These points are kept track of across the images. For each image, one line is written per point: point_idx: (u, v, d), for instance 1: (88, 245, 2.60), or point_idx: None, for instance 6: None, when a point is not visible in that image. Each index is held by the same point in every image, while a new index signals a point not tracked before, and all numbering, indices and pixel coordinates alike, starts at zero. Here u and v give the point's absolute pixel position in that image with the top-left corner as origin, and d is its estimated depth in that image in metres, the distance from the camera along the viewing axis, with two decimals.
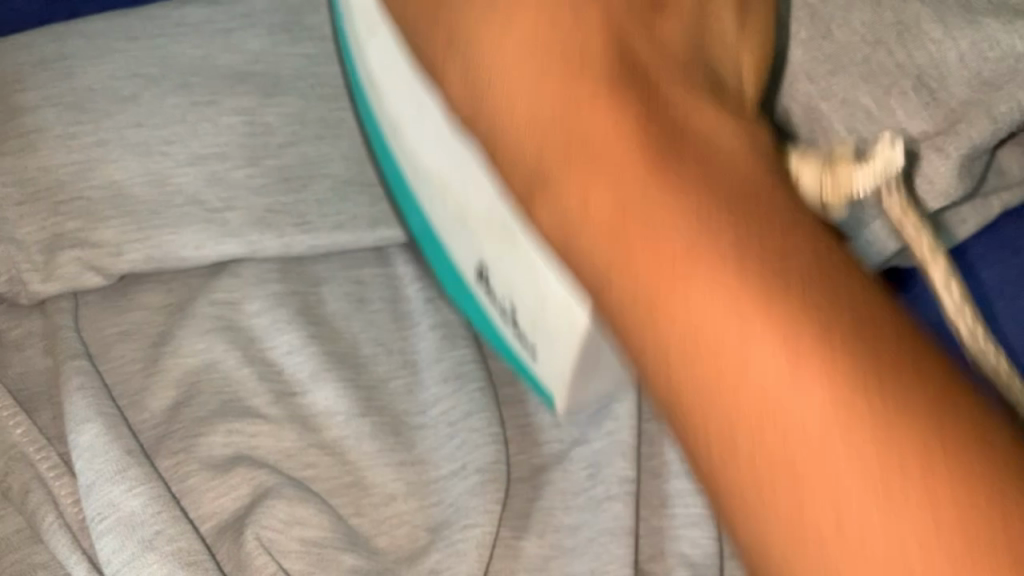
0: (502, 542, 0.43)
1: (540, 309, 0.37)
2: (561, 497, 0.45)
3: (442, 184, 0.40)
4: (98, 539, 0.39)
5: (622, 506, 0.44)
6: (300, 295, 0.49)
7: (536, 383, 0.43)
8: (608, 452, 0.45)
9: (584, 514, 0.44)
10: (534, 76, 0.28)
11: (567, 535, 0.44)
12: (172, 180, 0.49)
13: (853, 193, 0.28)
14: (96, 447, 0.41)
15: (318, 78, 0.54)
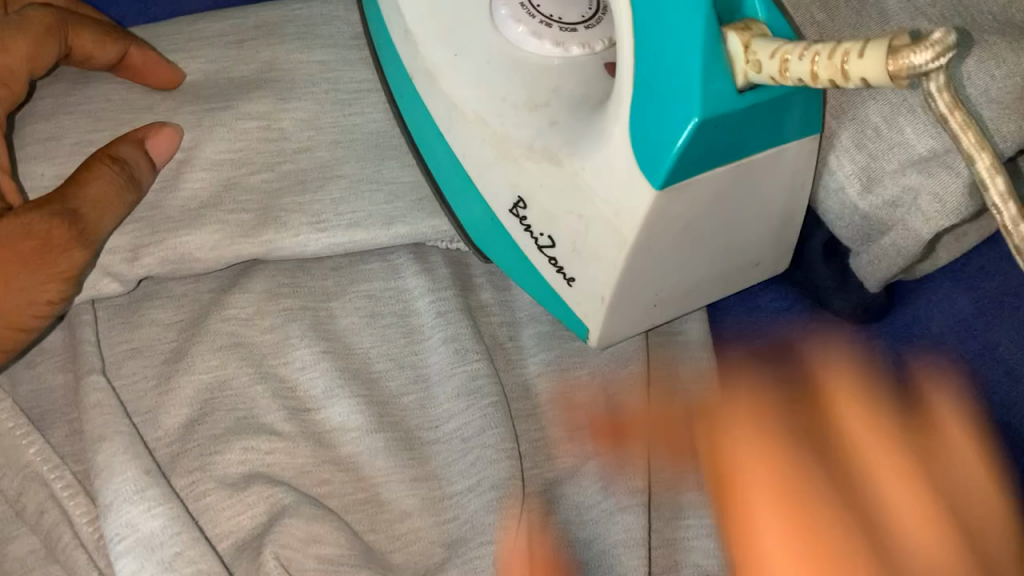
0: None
1: (582, 229, 0.42)
2: (576, 512, 0.45)
3: (479, 120, 0.45)
4: (116, 560, 0.39)
5: (633, 518, 0.44)
6: (309, 310, 0.48)
7: (572, 320, 0.46)
8: (618, 465, 0.46)
9: (597, 527, 0.45)
10: None
11: (583, 548, 0.44)
12: (184, 184, 0.49)
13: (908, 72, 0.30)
14: (112, 462, 0.41)
15: (333, 84, 0.52)
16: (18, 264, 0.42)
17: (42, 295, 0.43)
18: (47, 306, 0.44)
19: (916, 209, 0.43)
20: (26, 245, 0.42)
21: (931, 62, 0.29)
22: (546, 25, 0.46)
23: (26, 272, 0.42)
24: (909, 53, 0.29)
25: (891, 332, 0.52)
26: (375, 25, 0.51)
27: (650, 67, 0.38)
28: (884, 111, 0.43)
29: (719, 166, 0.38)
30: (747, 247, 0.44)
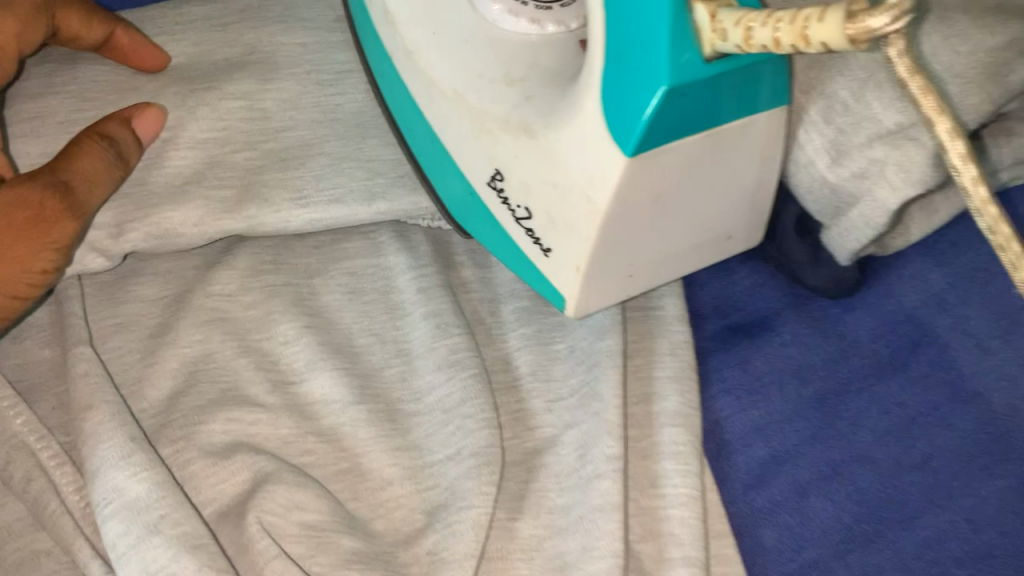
0: (498, 523, 0.45)
1: (557, 199, 0.43)
2: (555, 480, 0.47)
3: (457, 95, 0.46)
4: (104, 522, 0.41)
5: (609, 483, 0.45)
6: (292, 287, 0.50)
7: (549, 291, 0.46)
8: (594, 432, 0.46)
9: (575, 494, 0.46)
10: None
11: (560, 515, 0.46)
12: (169, 163, 0.50)
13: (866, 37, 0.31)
14: (100, 428, 0.43)
15: (315, 65, 0.53)
16: (13, 236, 0.43)
17: (36, 263, 0.44)
18: (43, 275, 0.45)
19: (883, 180, 0.44)
20: (18, 217, 0.43)
21: (890, 25, 0.31)
22: (523, 3, 0.47)
23: (19, 244, 0.43)
24: (867, 17, 0.31)
25: (864, 305, 0.53)
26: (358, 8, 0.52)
27: (620, 37, 0.39)
28: (852, 86, 0.45)
29: (688, 134, 0.40)
30: (721, 219, 0.45)
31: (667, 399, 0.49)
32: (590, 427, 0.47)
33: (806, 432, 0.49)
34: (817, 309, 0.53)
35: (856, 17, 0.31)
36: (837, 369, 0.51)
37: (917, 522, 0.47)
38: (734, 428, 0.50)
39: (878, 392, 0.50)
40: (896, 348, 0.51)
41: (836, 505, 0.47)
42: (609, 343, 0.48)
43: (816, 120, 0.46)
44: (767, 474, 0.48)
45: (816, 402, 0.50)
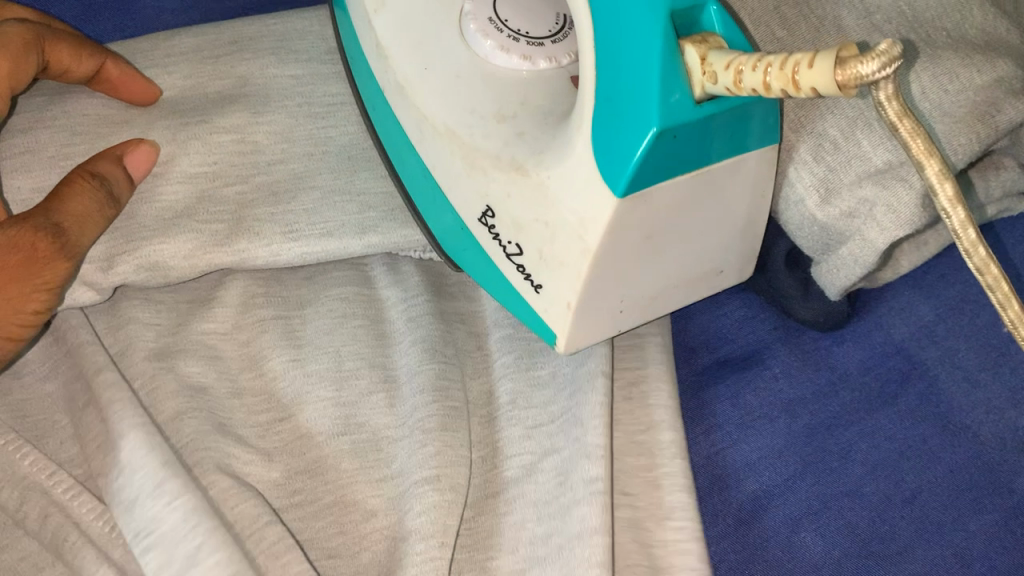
0: (475, 563, 0.45)
1: (548, 237, 0.43)
2: (531, 509, 0.46)
3: (448, 131, 0.46)
4: (141, 553, 0.41)
5: (589, 510, 0.44)
6: (284, 320, 0.50)
7: (540, 327, 0.46)
8: (575, 458, 0.46)
9: (553, 523, 0.45)
10: None
11: (537, 546, 0.45)
12: (159, 198, 0.50)
13: (858, 82, 0.32)
14: (141, 451, 0.44)
15: (307, 98, 0.53)
16: (7, 276, 0.43)
17: (25, 306, 0.44)
18: (33, 317, 0.44)
19: (872, 220, 0.45)
20: (13, 258, 0.43)
21: (880, 70, 0.31)
22: (515, 39, 0.48)
23: (15, 284, 0.43)
24: (857, 63, 0.31)
25: (853, 338, 0.53)
26: (350, 43, 0.53)
27: (610, 79, 0.39)
28: (842, 124, 0.45)
29: (678, 173, 0.40)
30: (711, 256, 0.46)
31: (661, 431, 0.48)
32: (571, 456, 0.46)
33: (795, 466, 0.49)
34: (808, 343, 0.53)
35: (847, 62, 0.31)
36: (828, 403, 0.51)
37: (907, 557, 0.47)
38: (726, 463, 0.50)
39: (867, 427, 0.50)
40: (886, 382, 0.52)
41: (827, 540, 0.47)
42: (599, 370, 0.48)
43: (805, 158, 0.46)
44: (759, 510, 0.48)
45: (806, 437, 0.50)
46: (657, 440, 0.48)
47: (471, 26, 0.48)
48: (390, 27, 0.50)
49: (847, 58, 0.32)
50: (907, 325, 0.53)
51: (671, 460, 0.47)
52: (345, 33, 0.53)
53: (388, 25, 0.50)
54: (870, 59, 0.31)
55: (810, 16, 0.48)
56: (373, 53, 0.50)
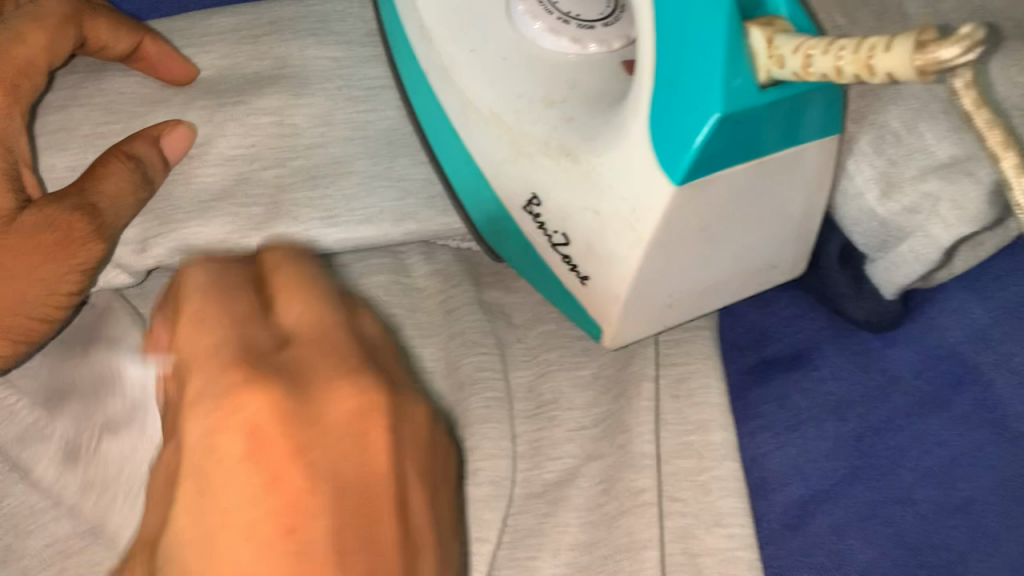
0: (514, 562, 0.43)
1: (597, 226, 0.41)
2: (576, 513, 0.44)
3: (494, 115, 0.45)
4: None
5: (643, 523, 0.43)
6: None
7: (585, 321, 0.45)
8: (620, 465, 0.45)
9: (600, 530, 0.44)
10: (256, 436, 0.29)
11: (583, 552, 0.43)
12: (197, 180, 0.48)
13: (935, 70, 0.29)
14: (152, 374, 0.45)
15: (347, 81, 0.52)
16: (44, 255, 0.42)
17: (61, 286, 0.43)
18: (68, 298, 0.43)
19: (936, 216, 0.43)
20: (48, 237, 0.42)
21: (959, 58, 0.28)
22: (564, 22, 0.46)
23: (50, 265, 0.42)
24: (935, 48, 0.29)
25: (905, 340, 0.50)
26: (391, 26, 0.51)
27: (670, 63, 0.37)
28: (905, 116, 0.44)
29: (737, 163, 0.38)
30: (765, 250, 0.44)
31: (711, 432, 0.46)
32: (618, 462, 0.45)
33: (843, 470, 0.47)
34: (858, 343, 0.50)
35: (927, 46, 0.28)
36: (880, 405, 0.49)
37: (960, 569, 0.45)
38: (773, 466, 0.47)
39: (921, 431, 0.48)
40: (940, 385, 0.49)
41: (876, 547, 0.45)
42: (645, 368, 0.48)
43: (866, 151, 0.45)
44: (807, 514, 0.46)
45: (856, 439, 0.48)
46: (705, 442, 0.46)
47: (521, 10, 0.47)
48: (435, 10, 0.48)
49: (924, 43, 0.29)
50: (962, 328, 0.50)
51: (721, 464, 0.45)
52: (386, 15, 0.52)
53: (433, 7, 0.48)
54: (948, 44, 0.29)
55: (871, 4, 0.46)
56: (417, 37, 0.49)
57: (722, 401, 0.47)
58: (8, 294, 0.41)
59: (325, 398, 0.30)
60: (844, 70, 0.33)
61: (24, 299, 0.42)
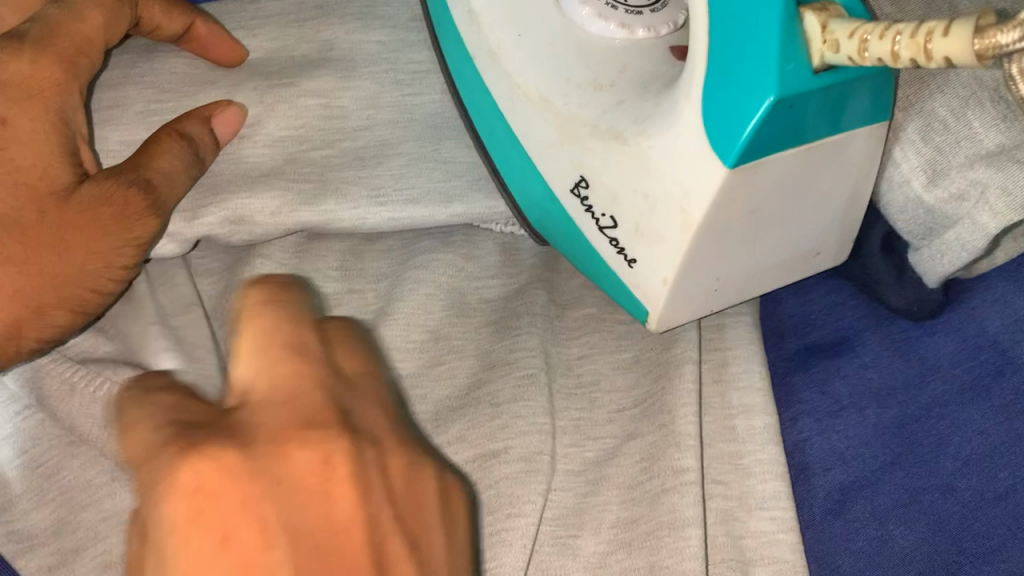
0: (557, 540, 0.44)
1: (646, 209, 0.41)
2: (617, 492, 0.45)
3: (542, 99, 0.45)
4: None
5: (682, 499, 0.43)
6: (358, 294, 0.50)
7: (631, 304, 0.45)
8: (661, 445, 0.45)
9: (640, 507, 0.44)
10: (316, 467, 0.29)
11: (622, 529, 0.44)
12: (247, 159, 0.50)
13: (998, 55, 0.30)
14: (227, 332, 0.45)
15: (392, 64, 0.52)
16: (101, 229, 0.43)
17: (116, 261, 0.44)
18: (122, 272, 0.44)
19: (983, 204, 0.43)
20: (107, 212, 0.43)
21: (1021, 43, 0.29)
22: (613, 8, 0.47)
23: (108, 238, 0.43)
24: (996, 33, 0.29)
25: (945, 329, 0.50)
26: (437, 10, 0.52)
27: (724, 45, 0.38)
28: (952, 104, 0.44)
29: (789, 146, 0.38)
30: (812, 236, 0.44)
31: (753, 416, 0.46)
32: (659, 440, 0.45)
33: (884, 457, 0.47)
34: (897, 332, 0.50)
35: (987, 31, 0.29)
36: (921, 394, 0.49)
37: (999, 557, 0.45)
38: (814, 453, 0.47)
39: (963, 421, 0.48)
40: (980, 375, 0.49)
41: (916, 534, 0.45)
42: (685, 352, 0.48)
43: (911, 137, 0.44)
44: (846, 500, 0.46)
45: (897, 427, 0.48)
46: (748, 425, 0.46)
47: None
48: None
49: (987, 28, 0.30)
50: (1003, 317, 0.50)
51: (763, 447, 0.46)
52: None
53: None
54: (1011, 30, 0.29)
55: None
56: (463, 20, 0.49)
57: (765, 385, 0.47)
58: (68, 267, 0.42)
59: (284, 452, 0.29)
60: (905, 56, 0.33)
61: (82, 272, 0.43)
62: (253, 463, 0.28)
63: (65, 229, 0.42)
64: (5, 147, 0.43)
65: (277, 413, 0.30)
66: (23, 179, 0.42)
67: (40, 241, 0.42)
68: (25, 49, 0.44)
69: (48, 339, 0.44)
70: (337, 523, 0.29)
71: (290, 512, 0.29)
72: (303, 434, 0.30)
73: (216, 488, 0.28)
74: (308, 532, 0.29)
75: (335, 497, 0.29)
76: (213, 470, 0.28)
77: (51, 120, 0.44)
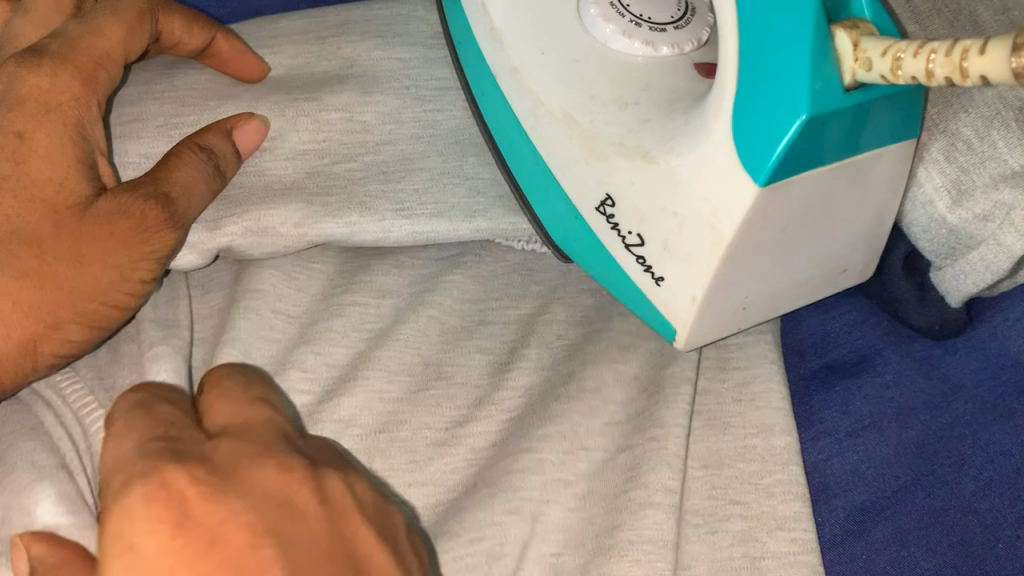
0: (545, 560, 0.43)
1: (674, 227, 0.41)
2: (601, 506, 0.45)
3: (567, 117, 0.45)
4: None
5: (663, 516, 0.44)
6: (369, 312, 0.50)
7: (656, 321, 0.45)
8: (664, 462, 0.45)
9: (622, 516, 0.44)
10: (273, 465, 0.38)
11: (603, 537, 0.44)
12: (268, 172, 0.50)
13: None
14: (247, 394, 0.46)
15: (413, 80, 0.53)
16: (116, 242, 0.43)
17: (133, 273, 0.44)
18: (140, 285, 0.44)
19: (1009, 224, 0.43)
20: (124, 225, 0.43)
21: None
22: (637, 25, 0.46)
23: (123, 250, 0.43)
24: None
25: (966, 347, 0.50)
26: (459, 26, 0.52)
27: (755, 66, 0.38)
28: (977, 124, 0.44)
29: (819, 165, 0.38)
30: (838, 255, 0.44)
31: (773, 437, 0.46)
32: (645, 453, 0.46)
33: (907, 478, 0.47)
34: (919, 352, 0.50)
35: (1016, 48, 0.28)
36: (943, 414, 0.48)
37: None
38: (835, 472, 0.47)
39: (986, 442, 0.47)
40: (1002, 396, 0.49)
41: (940, 557, 0.45)
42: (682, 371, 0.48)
43: (937, 157, 0.44)
44: (869, 520, 0.46)
45: (920, 447, 0.47)
46: (768, 445, 0.46)
47: (592, 12, 0.47)
48: (504, 9, 0.49)
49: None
50: None
51: (784, 467, 0.46)
52: (453, 15, 0.52)
53: (504, 10, 0.49)
54: None
55: (946, 9, 0.46)
56: (486, 36, 0.49)
57: (785, 405, 0.47)
58: (86, 280, 0.42)
59: (244, 464, 0.38)
60: (940, 78, 0.33)
61: (98, 285, 0.43)
62: (220, 477, 0.37)
63: (82, 241, 0.42)
64: (21, 161, 0.43)
65: (234, 439, 0.40)
66: (39, 192, 0.43)
67: (56, 253, 0.42)
68: (44, 64, 0.45)
69: (65, 352, 0.44)
70: (296, 499, 0.37)
71: (252, 504, 0.36)
72: (254, 449, 0.39)
73: (182, 512, 0.35)
74: (264, 512, 0.36)
75: (297, 483, 0.38)
76: (180, 485, 0.36)
77: (70, 134, 0.44)
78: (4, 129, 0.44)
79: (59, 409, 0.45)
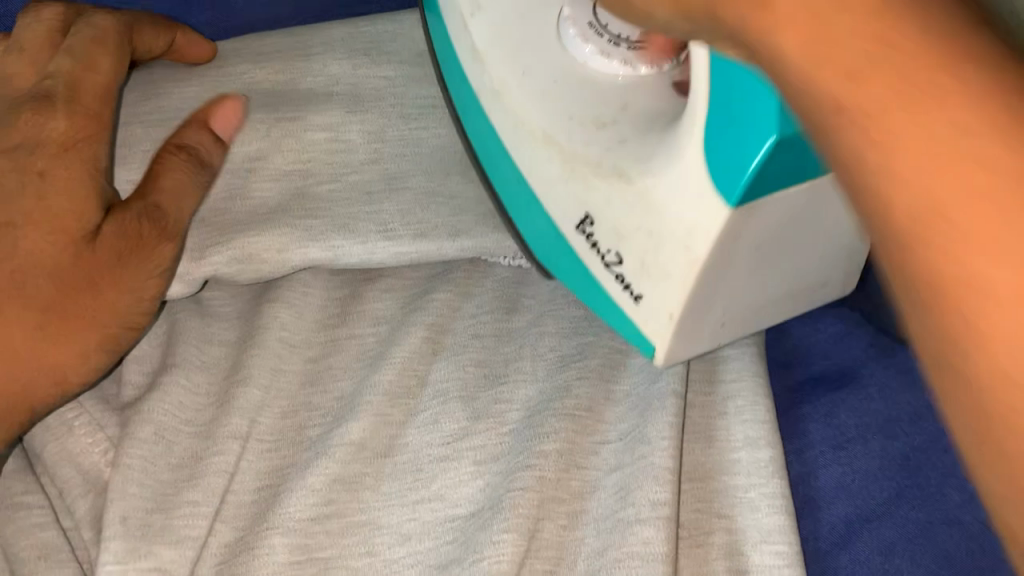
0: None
1: (650, 246, 0.41)
2: (593, 525, 0.45)
3: (547, 139, 0.45)
4: (258, 546, 0.45)
5: (654, 531, 0.44)
6: (356, 338, 0.51)
7: (636, 338, 0.45)
8: (638, 475, 0.46)
9: (612, 536, 0.45)
10: None
11: (594, 558, 0.44)
12: (253, 194, 0.52)
13: None
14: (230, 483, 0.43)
15: (398, 99, 0.54)
16: (127, 262, 0.47)
17: (148, 288, 0.48)
18: (155, 301, 0.48)
19: None
20: (129, 244, 0.47)
21: None
22: (616, 43, 0.46)
23: (138, 269, 0.47)
24: None
25: None
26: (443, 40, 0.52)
27: (723, 85, 0.37)
28: None
29: (792, 185, 0.37)
30: (815, 272, 0.44)
31: (757, 449, 0.46)
32: (635, 471, 0.46)
33: (890, 490, 0.47)
34: (904, 365, 0.50)
35: None
36: (923, 428, 0.48)
37: None
38: (821, 484, 0.48)
39: None
40: None
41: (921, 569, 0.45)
42: (670, 386, 0.47)
43: None
44: (852, 533, 0.46)
45: (904, 459, 0.48)
46: (753, 458, 0.46)
47: (574, 34, 0.47)
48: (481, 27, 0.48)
49: None
50: None
51: (767, 480, 0.46)
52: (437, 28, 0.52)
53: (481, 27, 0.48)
54: None
55: None
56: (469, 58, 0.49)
57: (770, 419, 0.47)
58: (105, 302, 0.47)
59: None
60: None
61: (113, 303, 0.47)
62: None
63: (99, 268, 0.47)
64: (43, 197, 0.47)
65: None
66: (61, 224, 0.47)
67: (69, 283, 0.46)
68: (59, 108, 0.49)
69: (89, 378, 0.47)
70: None
71: None
72: None
73: None
74: None
75: None
76: None
77: (85, 166, 0.48)
78: (25, 170, 0.48)
79: (63, 440, 0.49)
